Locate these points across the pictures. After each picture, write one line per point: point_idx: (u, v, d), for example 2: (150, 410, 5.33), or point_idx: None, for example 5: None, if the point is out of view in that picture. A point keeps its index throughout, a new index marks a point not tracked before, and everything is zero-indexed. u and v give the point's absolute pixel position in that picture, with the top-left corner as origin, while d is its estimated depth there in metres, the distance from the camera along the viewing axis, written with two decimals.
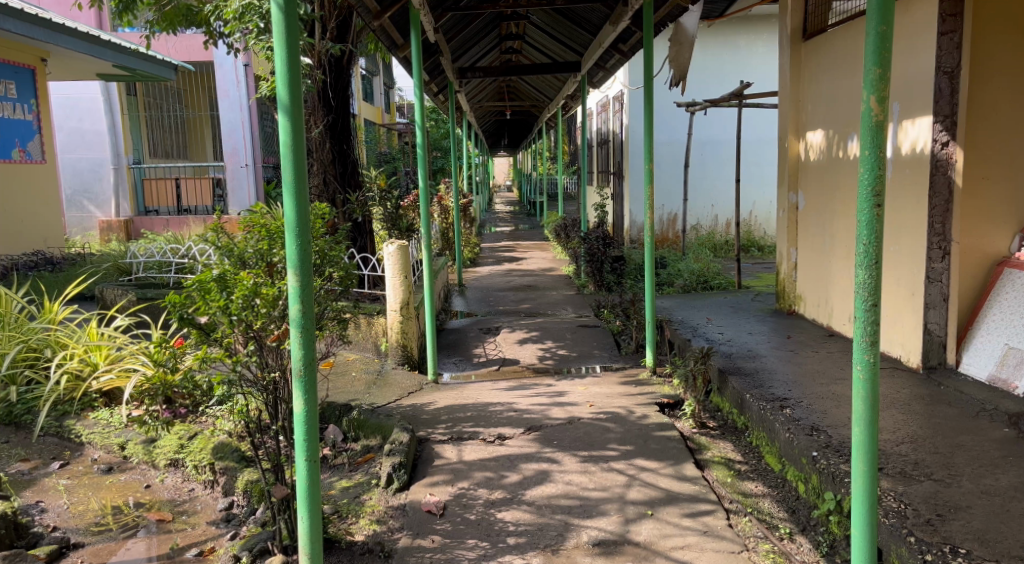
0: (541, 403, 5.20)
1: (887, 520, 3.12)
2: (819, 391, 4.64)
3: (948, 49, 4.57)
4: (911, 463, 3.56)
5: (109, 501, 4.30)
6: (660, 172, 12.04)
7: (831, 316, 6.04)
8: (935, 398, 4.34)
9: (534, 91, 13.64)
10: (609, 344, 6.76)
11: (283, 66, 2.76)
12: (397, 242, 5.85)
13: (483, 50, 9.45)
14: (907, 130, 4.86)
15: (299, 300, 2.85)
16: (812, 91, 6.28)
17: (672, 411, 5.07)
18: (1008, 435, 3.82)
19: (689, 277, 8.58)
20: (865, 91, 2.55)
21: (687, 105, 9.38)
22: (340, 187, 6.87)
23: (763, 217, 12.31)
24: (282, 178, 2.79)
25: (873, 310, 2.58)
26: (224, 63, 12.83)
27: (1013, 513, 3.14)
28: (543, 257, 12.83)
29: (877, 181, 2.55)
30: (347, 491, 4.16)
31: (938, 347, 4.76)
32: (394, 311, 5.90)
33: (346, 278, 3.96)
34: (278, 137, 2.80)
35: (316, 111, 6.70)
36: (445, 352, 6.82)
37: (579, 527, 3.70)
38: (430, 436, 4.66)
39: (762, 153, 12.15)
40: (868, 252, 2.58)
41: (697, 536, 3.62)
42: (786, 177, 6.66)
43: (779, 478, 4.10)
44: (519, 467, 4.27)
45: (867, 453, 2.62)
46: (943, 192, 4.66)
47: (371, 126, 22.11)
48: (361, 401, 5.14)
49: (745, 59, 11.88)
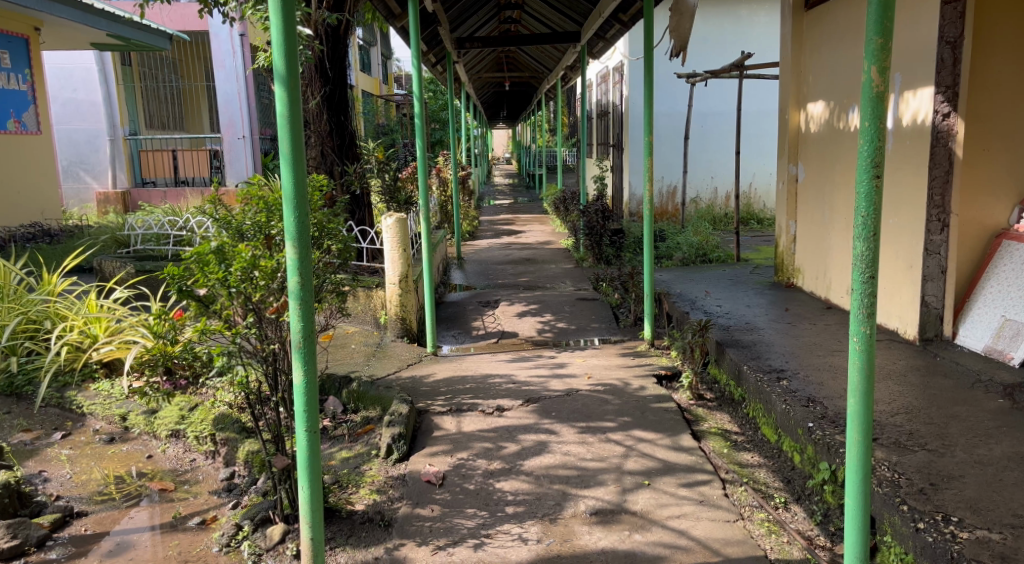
0: (541, 375, 5.24)
1: (880, 490, 3.16)
2: (816, 363, 4.68)
3: (951, 19, 4.53)
4: (905, 434, 3.59)
5: (111, 471, 4.35)
6: (660, 144, 12.01)
7: (829, 289, 6.06)
8: (931, 369, 4.38)
9: (533, 62, 13.55)
10: (607, 317, 6.81)
11: (278, 36, 2.72)
12: (396, 215, 5.85)
13: (482, 19, 9.34)
14: (909, 100, 4.86)
15: (297, 272, 2.85)
16: (813, 62, 6.24)
17: (669, 383, 5.11)
18: (1003, 406, 3.85)
19: (687, 250, 8.56)
20: (867, 62, 2.53)
21: (688, 77, 9.22)
22: (338, 158, 6.85)
23: (762, 190, 12.31)
24: (279, 150, 2.77)
25: (870, 282, 2.59)
26: (219, 32, 12.65)
27: (1006, 482, 3.17)
28: (542, 231, 12.81)
29: (876, 153, 2.54)
30: (347, 462, 4.21)
31: (935, 319, 4.78)
32: (394, 284, 5.90)
33: (345, 251, 3.95)
34: (275, 107, 2.77)
35: (314, 82, 6.64)
36: (444, 324, 6.84)
37: (577, 497, 3.74)
38: (429, 407, 4.68)
39: (763, 125, 12.12)
40: (866, 225, 2.58)
41: (693, 505, 3.66)
42: (787, 149, 6.64)
43: (776, 449, 4.15)
44: (518, 438, 4.31)
45: (862, 423, 2.63)
46: (943, 163, 4.65)
47: (371, 96, 22.06)
48: (361, 373, 5.16)
49: (746, 29, 11.79)
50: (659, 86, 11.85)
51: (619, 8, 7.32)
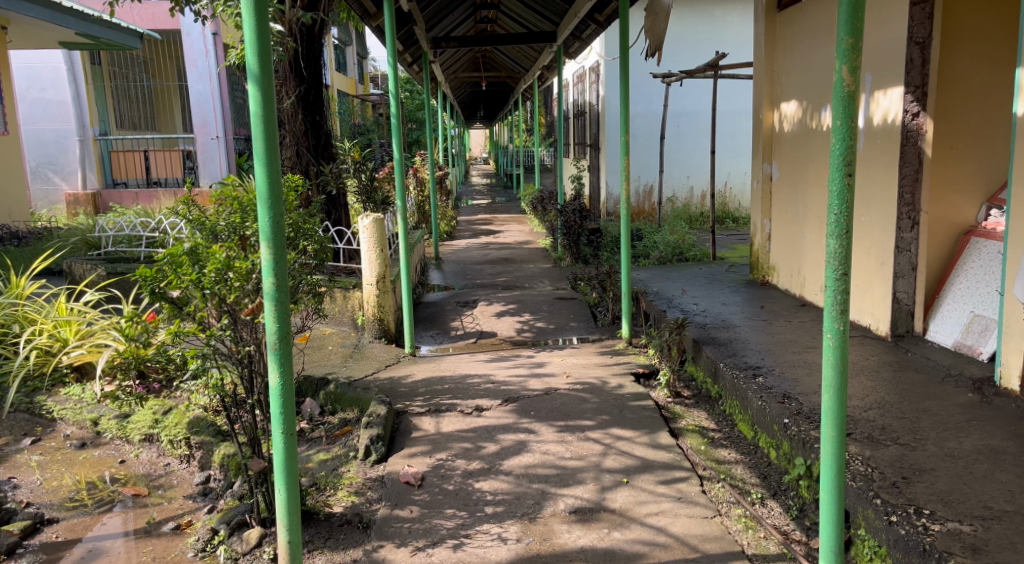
0: (519, 375, 5.25)
1: (854, 484, 3.20)
2: (790, 359, 4.73)
3: (920, 19, 4.58)
4: (878, 428, 3.64)
5: (83, 477, 4.30)
6: (637, 144, 12.08)
7: (803, 287, 6.12)
8: (902, 364, 4.43)
9: (509, 61, 13.58)
10: (586, 316, 6.84)
11: (251, 34, 2.69)
12: (372, 215, 5.84)
13: (458, 18, 9.33)
14: (879, 100, 4.93)
15: (273, 273, 2.82)
16: (786, 63, 6.31)
17: (647, 381, 5.14)
18: (972, 400, 3.91)
19: (664, 249, 8.61)
20: (838, 61, 2.56)
21: (663, 76, 9.25)
22: (313, 159, 6.82)
23: (737, 189, 12.40)
24: (252, 150, 2.74)
25: (843, 279, 2.62)
26: (191, 31, 12.49)
27: (975, 475, 3.21)
28: (520, 230, 12.85)
29: (848, 152, 2.57)
30: (325, 464, 4.19)
31: (906, 315, 4.85)
32: (371, 285, 5.88)
33: (321, 252, 3.95)
34: (248, 106, 2.74)
35: (288, 81, 6.58)
36: (423, 325, 6.83)
37: (556, 496, 3.75)
38: (408, 408, 4.67)
39: (737, 124, 12.21)
40: (839, 222, 2.61)
41: (671, 502, 3.68)
42: (761, 148, 6.70)
43: (753, 446, 4.20)
44: (497, 438, 4.31)
45: (836, 419, 2.66)
46: (913, 162, 4.71)
47: (346, 97, 22.03)
48: (338, 374, 5.15)
49: (721, 29, 11.87)
50: (635, 86, 11.93)
51: (595, 7, 7.34)
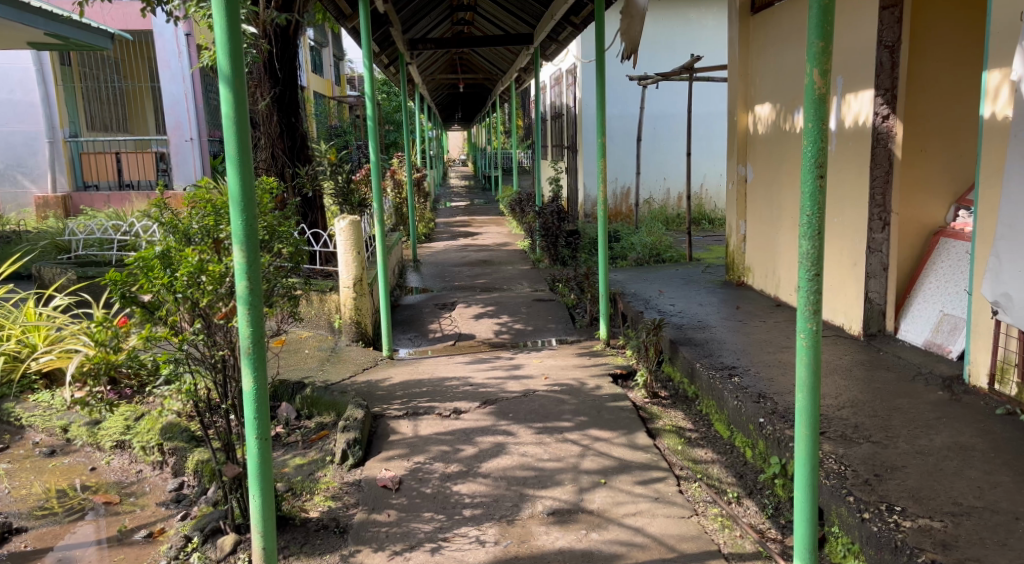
0: (497, 377, 5.25)
1: (828, 482, 3.24)
2: (765, 359, 4.77)
3: (889, 24, 4.65)
4: (851, 427, 3.69)
5: (52, 485, 4.24)
6: (613, 146, 12.13)
7: (778, 287, 6.18)
8: (874, 363, 4.49)
9: (486, 64, 13.59)
10: (564, 317, 6.86)
11: (223, 35, 2.68)
12: (349, 218, 5.83)
13: (434, 20, 9.32)
14: (850, 103, 4.99)
15: (246, 276, 2.80)
16: (760, 65, 6.37)
17: (625, 382, 5.17)
18: (942, 397, 3.97)
19: (641, 250, 8.65)
20: (809, 64, 2.59)
21: (640, 79, 9.30)
22: (289, 161, 6.77)
23: (713, 190, 12.49)
24: (225, 152, 2.73)
25: (815, 279, 2.65)
26: (164, 31, 12.29)
27: (944, 472, 3.26)
28: (498, 232, 12.85)
29: (820, 154, 2.61)
30: (301, 469, 4.17)
31: (878, 315, 4.91)
32: (348, 287, 5.86)
33: (295, 255, 3.95)
34: (220, 108, 2.72)
35: (263, 83, 6.54)
36: (400, 328, 6.81)
37: (534, 497, 3.76)
38: (385, 411, 4.66)
39: (712, 126, 12.31)
40: (811, 223, 2.65)
41: (649, 502, 3.70)
42: (735, 150, 6.76)
43: (729, 445, 4.23)
44: (475, 440, 4.31)
45: (810, 418, 2.69)
46: (883, 164, 4.78)
47: (322, 99, 21.95)
48: (314, 379, 5.12)
49: (696, 32, 11.96)
50: (611, 89, 11.98)
51: (571, 10, 7.38)
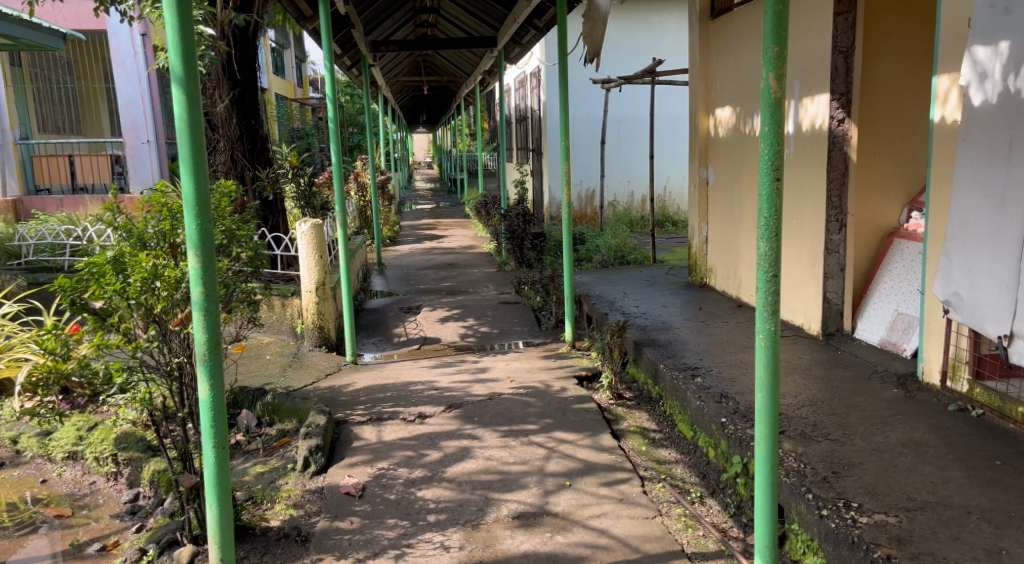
0: (463, 380, 5.23)
1: (788, 480, 3.28)
2: (727, 359, 4.82)
3: (843, 29, 4.72)
4: (810, 425, 3.74)
5: (2, 498, 4.15)
6: (577, 149, 12.19)
7: (739, 288, 6.25)
8: (832, 362, 4.56)
9: (451, 66, 13.56)
10: (530, 320, 6.87)
11: (174, 37, 2.63)
12: (310, 222, 5.79)
13: (397, 22, 9.28)
14: (807, 107, 5.05)
15: (201, 281, 2.76)
16: (719, 69, 6.44)
17: (590, 384, 5.18)
18: (897, 395, 4.04)
19: (606, 252, 8.70)
20: (765, 69, 2.62)
21: (603, 82, 9.35)
22: (249, 164, 6.68)
23: (676, 193, 12.61)
24: (178, 155, 2.68)
25: (774, 281, 2.68)
26: (118, 31, 12.05)
27: (899, 468, 3.32)
28: (464, 235, 12.83)
29: (776, 157, 2.64)
30: (262, 476, 4.11)
31: (836, 315, 4.99)
32: (309, 292, 5.81)
33: (256, 259, 3.87)
34: (173, 111, 2.68)
35: (221, 85, 6.45)
36: (365, 332, 6.77)
37: (499, 501, 3.76)
38: (348, 417, 4.63)
39: (674, 129, 12.43)
40: (768, 225, 2.67)
41: (614, 504, 3.72)
42: (697, 152, 6.82)
43: (692, 445, 4.26)
44: (440, 445, 4.29)
45: (769, 417, 2.73)
46: (840, 167, 4.85)
47: (284, 101, 21.74)
48: (276, 385, 5.06)
49: (658, 36, 12.07)
50: (575, 92, 12.04)
51: (534, 13, 7.40)
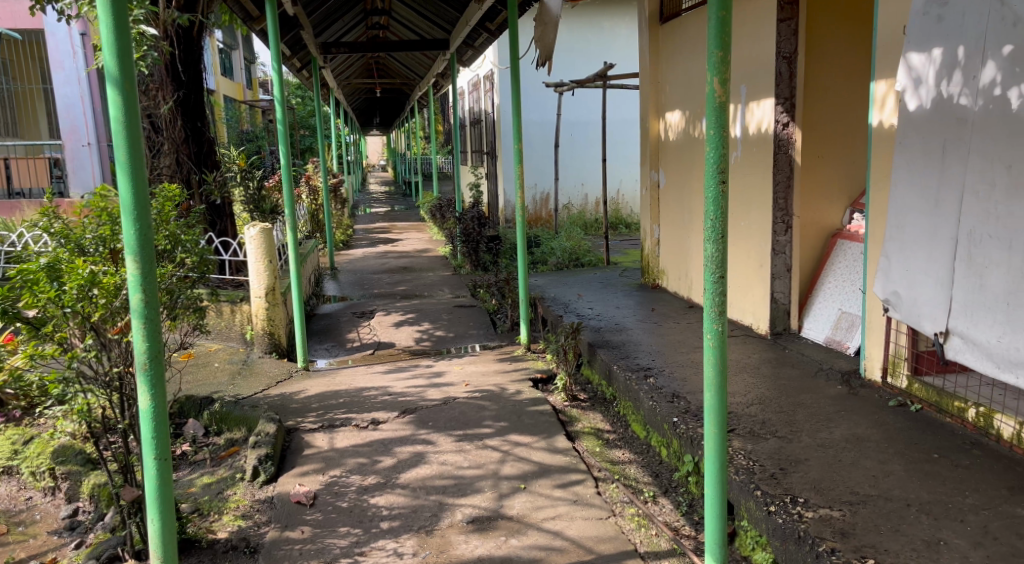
0: (417, 385, 5.20)
1: (737, 477, 3.32)
2: (679, 359, 4.87)
3: (786, 35, 4.80)
4: (759, 423, 3.79)
5: None
6: (531, 152, 12.21)
7: (690, 289, 6.32)
8: (780, 360, 4.64)
9: (404, 69, 13.48)
10: (485, 323, 6.85)
11: (109, 37, 2.57)
12: (259, 225, 5.68)
13: (348, 24, 9.19)
14: (753, 111, 5.13)
15: (140, 289, 2.68)
16: (669, 73, 6.51)
17: (545, 386, 5.19)
18: (842, 391, 4.12)
19: (561, 255, 8.73)
20: (709, 74, 2.65)
21: (555, 85, 9.38)
22: (195, 167, 6.55)
23: (629, 196, 12.72)
24: (115, 158, 2.61)
25: (720, 281, 2.71)
26: (56, 31, 11.78)
27: (844, 462, 3.39)
28: (419, 239, 12.76)
29: (721, 160, 2.67)
30: (208, 488, 4.04)
31: (783, 314, 5.08)
32: (259, 297, 5.72)
33: (202, 265, 3.82)
34: (108, 112, 2.60)
35: (165, 86, 6.32)
36: (317, 337, 6.68)
37: (453, 506, 3.73)
38: (299, 425, 4.56)
39: (626, 133, 12.55)
40: (714, 227, 2.70)
41: (568, 505, 3.73)
42: (648, 156, 6.89)
43: (645, 445, 4.30)
44: (394, 451, 4.25)
45: (718, 416, 2.75)
46: (785, 169, 4.93)
47: (233, 103, 21.39)
48: (224, 394, 4.97)
49: (609, 40, 12.16)
50: (528, 95, 12.06)
51: (486, 16, 7.40)
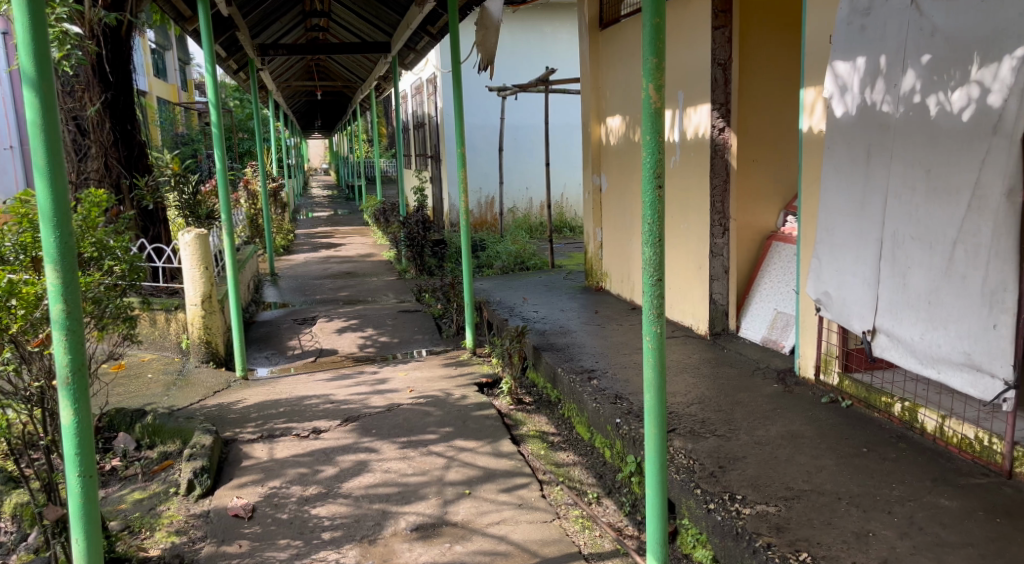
0: (360, 392, 5.13)
1: (678, 477, 3.36)
2: (622, 361, 4.90)
3: (721, 42, 4.88)
4: (699, 422, 3.84)
5: None
6: (474, 156, 12.20)
7: (632, 291, 6.38)
8: (720, 360, 4.71)
9: (345, 72, 13.33)
10: (429, 328, 6.80)
11: (25, 35, 2.47)
12: (194, 231, 5.54)
13: (286, 26, 9.04)
14: (691, 116, 5.20)
15: (61, 299, 2.58)
16: (609, 78, 6.56)
17: (490, 390, 5.17)
18: (778, 389, 4.20)
19: (506, 259, 8.73)
20: (645, 79, 2.67)
21: (498, 90, 9.38)
22: (125, 171, 6.36)
23: (573, 200, 12.80)
24: (33, 163, 2.51)
25: (657, 284, 2.73)
26: None
27: (780, 459, 3.45)
28: (363, 243, 12.62)
29: (657, 165, 2.69)
30: (140, 504, 3.91)
31: (721, 315, 5.16)
32: (195, 305, 5.58)
33: (131, 273, 3.70)
34: (24, 115, 2.50)
35: (91, 87, 6.13)
36: (257, 345, 6.55)
37: (397, 514, 3.69)
38: (237, 436, 4.46)
39: (569, 137, 12.63)
40: (651, 230, 2.72)
41: (513, 509, 3.71)
42: (590, 160, 6.93)
43: (589, 447, 4.31)
44: (335, 460, 4.19)
45: (658, 416, 2.77)
46: (721, 173, 5.01)
47: (168, 105, 20.86)
48: (158, 405, 4.83)
49: (551, 45, 12.23)
50: (470, 98, 12.04)
51: (426, 19, 7.36)
